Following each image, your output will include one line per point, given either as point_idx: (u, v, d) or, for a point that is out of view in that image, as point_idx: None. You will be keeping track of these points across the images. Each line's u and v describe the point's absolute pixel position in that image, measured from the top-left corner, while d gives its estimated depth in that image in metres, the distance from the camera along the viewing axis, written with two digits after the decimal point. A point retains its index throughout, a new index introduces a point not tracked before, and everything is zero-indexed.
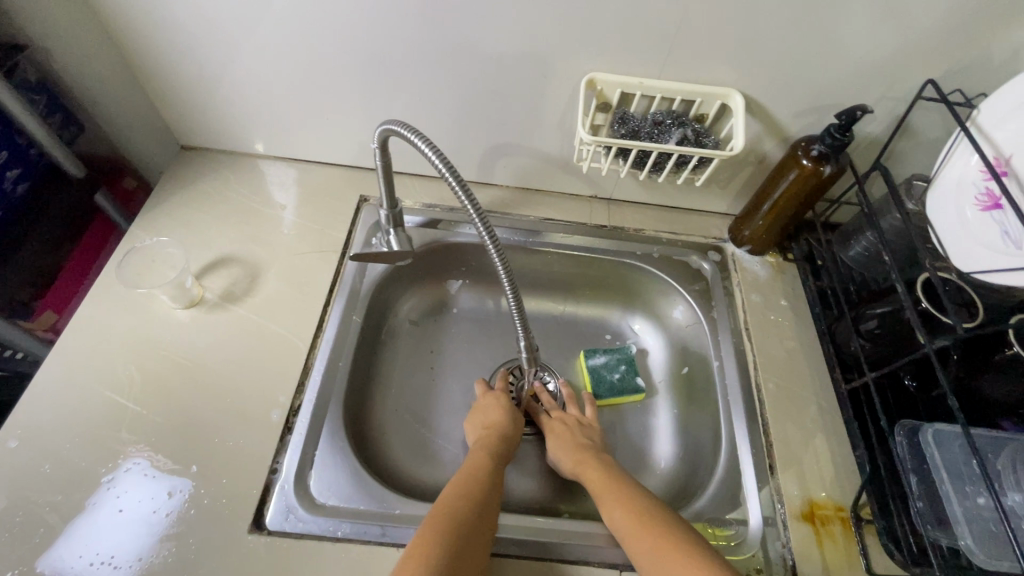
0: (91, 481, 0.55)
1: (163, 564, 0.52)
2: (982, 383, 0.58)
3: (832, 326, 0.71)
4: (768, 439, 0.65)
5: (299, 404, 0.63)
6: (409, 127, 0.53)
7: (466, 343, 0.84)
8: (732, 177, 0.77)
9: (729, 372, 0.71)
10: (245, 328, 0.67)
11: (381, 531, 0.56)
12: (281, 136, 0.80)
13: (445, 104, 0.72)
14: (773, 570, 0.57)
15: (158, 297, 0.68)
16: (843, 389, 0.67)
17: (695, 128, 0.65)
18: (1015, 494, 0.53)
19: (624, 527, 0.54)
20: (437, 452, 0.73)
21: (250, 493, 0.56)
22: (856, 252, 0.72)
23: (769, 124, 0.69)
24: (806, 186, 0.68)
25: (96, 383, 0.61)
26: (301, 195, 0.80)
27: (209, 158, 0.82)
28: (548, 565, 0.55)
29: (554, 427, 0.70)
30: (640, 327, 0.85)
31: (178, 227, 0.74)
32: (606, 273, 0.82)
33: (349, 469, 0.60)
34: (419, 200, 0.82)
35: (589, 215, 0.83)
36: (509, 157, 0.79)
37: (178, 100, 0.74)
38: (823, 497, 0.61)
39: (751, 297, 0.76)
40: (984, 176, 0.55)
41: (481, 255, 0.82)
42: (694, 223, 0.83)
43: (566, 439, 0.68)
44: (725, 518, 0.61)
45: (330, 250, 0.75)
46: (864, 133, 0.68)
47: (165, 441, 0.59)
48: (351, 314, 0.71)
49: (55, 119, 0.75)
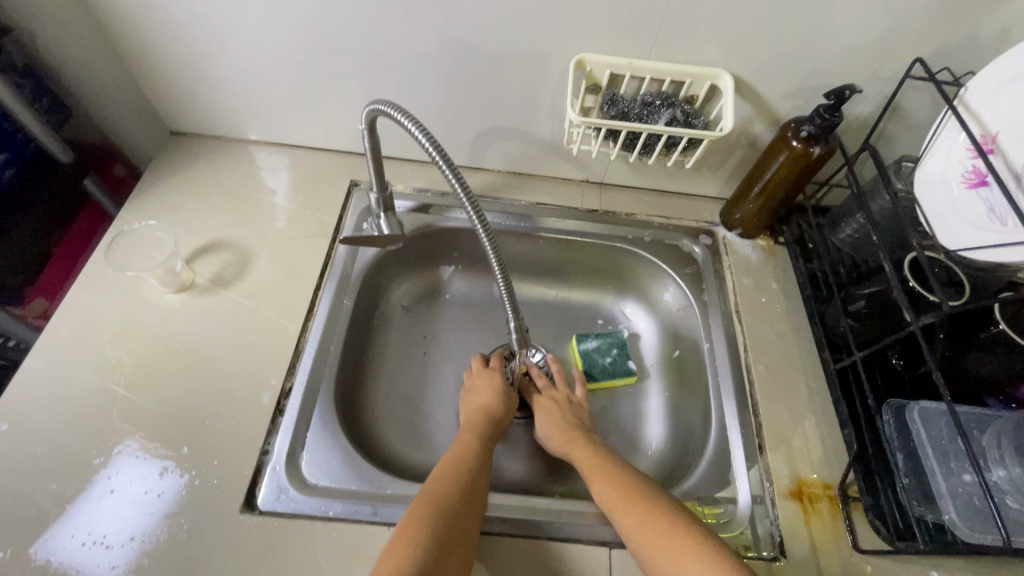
0: (82, 463, 0.56)
1: (155, 543, 0.52)
2: (968, 361, 0.58)
3: (822, 308, 0.72)
4: (757, 419, 0.66)
5: (290, 386, 0.63)
6: (396, 107, 0.53)
7: (458, 328, 0.84)
8: (723, 160, 0.77)
9: (719, 354, 0.71)
10: (236, 312, 0.67)
11: (373, 510, 0.56)
12: (271, 121, 0.79)
13: (434, 87, 0.72)
14: (761, 546, 0.57)
15: (148, 282, 0.68)
16: (832, 369, 0.67)
17: (684, 109, 0.65)
18: (999, 470, 0.53)
19: (613, 504, 0.55)
20: (430, 435, 0.73)
21: (242, 474, 0.57)
22: (845, 235, 0.72)
23: (759, 105, 0.69)
24: (796, 167, 0.68)
25: (85, 367, 0.61)
26: (291, 180, 0.80)
27: (198, 143, 0.82)
28: (538, 543, 0.56)
29: (544, 407, 0.70)
30: (632, 311, 0.86)
31: (168, 212, 0.74)
32: (598, 257, 0.82)
33: (340, 451, 0.61)
34: (410, 185, 0.82)
35: (581, 199, 0.83)
36: (500, 141, 0.79)
37: (165, 84, 0.74)
38: (811, 475, 0.62)
39: (742, 280, 0.77)
40: (971, 154, 0.56)
41: (473, 240, 0.82)
42: (685, 207, 0.84)
43: (555, 420, 0.68)
44: (715, 497, 0.61)
45: (321, 234, 0.75)
46: (853, 114, 0.68)
47: (156, 423, 0.59)
48: (342, 298, 0.71)
49: (43, 103, 0.73)
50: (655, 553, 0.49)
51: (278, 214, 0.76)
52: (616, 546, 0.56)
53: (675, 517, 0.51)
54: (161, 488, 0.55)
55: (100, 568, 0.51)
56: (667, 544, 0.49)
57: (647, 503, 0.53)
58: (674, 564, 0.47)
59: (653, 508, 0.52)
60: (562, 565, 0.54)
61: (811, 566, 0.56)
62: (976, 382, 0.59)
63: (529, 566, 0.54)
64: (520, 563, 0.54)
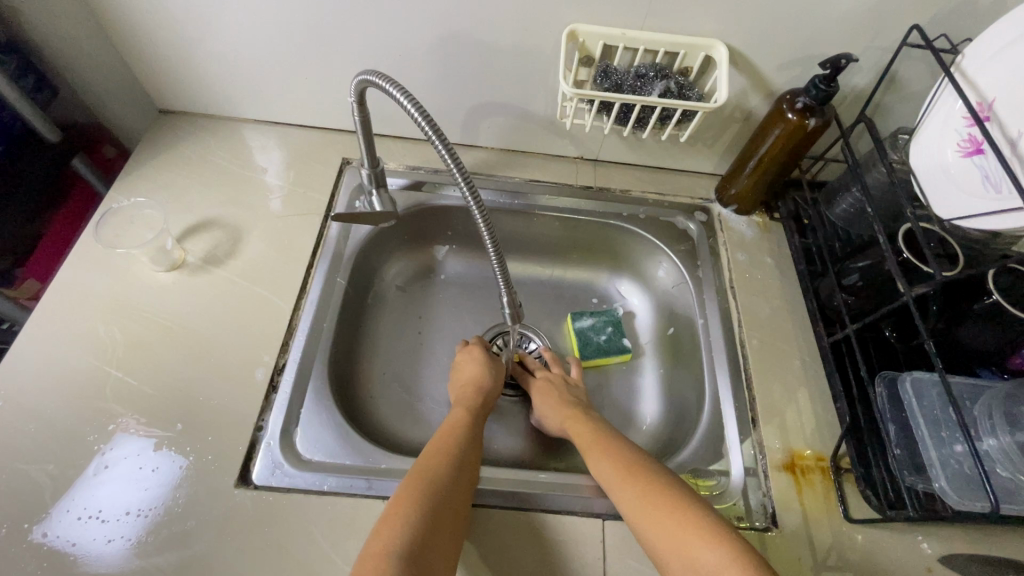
0: (76, 438, 0.56)
1: (151, 517, 0.53)
2: (961, 332, 0.58)
3: (817, 283, 0.72)
4: (751, 393, 0.66)
5: (284, 363, 0.63)
6: (384, 77, 0.52)
7: (453, 308, 0.84)
8: (718, 135, 0.76)
9: (713, 329, 0.71)
10: (228, 291, 0.67)
11: (367, 484, 0.57)
12: (260, 99, 0.78)
13: (425, 62, 0.71)
14: (753, 517, 0.58)
15: (139, 260, 0.68)
16: (826, 343, 0.67)
17: (678, 81, 0.64)
18: (990, 439, 0.53)
19: (609, 478, 0.54)
20: (425, 413, 0.73)
21: (236, 450, 0.57)
22: (843, 210, 0.70)
23: (754, 77, 0.68)
24: (792, 141, 0.67)
25: (78, 345, 0.61)
26: (282, 159, 0.79)
27: (188, 122, 0.81)
28: (531, 515, 0.56)
29: (539, 389, 0.70)
30: (626, 289, 0.86)
31: (158, 191, 0.73)
32: (592, 235, 0.82)
33: (335, 426, 0.61)
34: (403, 162, 0.81)
35: (575, 176, 0.82)
36: (493, 118, 0.78)
37: (151, 60, 0.72)
38: (804, 448, 0.62)
39: (737, 256, 0.76)
40: (967, 122, 0.55)
41: (467, 218, 0.81)
42: (680, 184, 0.83)
43: (551, 400, 0.68)
44: (708, 470, 0.61)
45: (313, 212, 0.75)
46: (850, 86, 0.67)
47: (149, 400, 0.59)
48: (334, 276, 0.71)
49: (28, 82, 0.72)
50: (649, 526, 0.49)
51: (270, 192, 0.76)
52: (609, 517, 0.56)
53: (667, 488, 0.51)
54: (156, 463, 0.55)
55: (95, 541, 0.51)
56: (660, 517, 0.49)
57: (638, 475, 0.53)
58: (667, 536, 0.47)
59: (643, 480, 0.52)
60: (556, 537, 0.55)
61: (802, 535, 0.56)
62: (970, 353, 0.59)
63: (523, 538, 0.54)
64: (514, 535, 0.54)
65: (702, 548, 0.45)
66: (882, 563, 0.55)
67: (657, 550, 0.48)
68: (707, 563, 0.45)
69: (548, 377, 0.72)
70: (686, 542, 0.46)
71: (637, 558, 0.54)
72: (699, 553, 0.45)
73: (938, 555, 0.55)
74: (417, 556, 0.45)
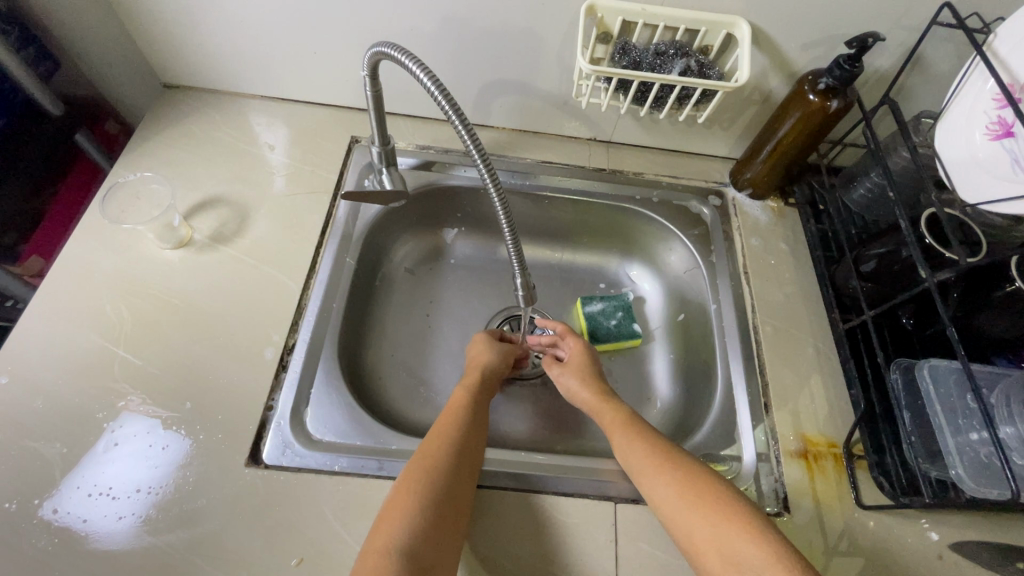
0: (84, 415, 0.55)
1: (160, 495, 0.52)
2: (978, 320, 0.58)
3: (832, 269, 0.71)
4: (764, 380, 0.65)
5: (293, 343, 0.62)
6: (400, 49, 0.50)
7: (462, 290, 0.83)
8: (735, 117, 0.75)
9: (726, 314, 0.71)
10: (236, 270, 0.66)
11: (378, 465, 0.56)
12: (269, 75, 0.76)
13: (438, 36, 0.69)
14: (764, 502, 0.58)
15: (145, 236, 0.66)
16: (841, 330, 0.66)
17: (699, 60, 0.62)
18: (1008, 427, 0.52)
19: (637, 466, 0.54)
20: (433, 396, 0.73)
21: (247, 430, 0.56)
22: (858, 195, 0.70)
23: (775, 57, 0.66)
24: (811, 124, 0.66)
25: (84, 322, 0.60)
26: (290, 136, 0.78)
27: (194, 97, 0.79)
28: (543, 498, 0.56)
29: (572, 358, 0.70)
30: (636, 274, 0.85)
31: (164, 166, 0.72)
32: (604, 218, 0.81)
33: (345, 407, 0.60)
34: (412, 141, 0.79)
35: (589, 157, 0.81)
36: (506, 96, 0.76)
37: (156, 34, 0.70)
38: (816, 434, 0.61)
39: (751, 240, 0.75)
40: (997, 104, 0.54)
41: (477, 200, 0.80)
42: (695, 167, 0.82)
43: (576, 379, 0.67)
44: (720, 454, 0.61)
45: (322, 191, 0.74)
46: (873, 67, 0.66)
47: (158, 379, 0.58)
48: (344, 255, 0.70)
49: (30, 52, 0.70)
50: (686, 519, 0.48)
51: (277, 170, 0.74)
52: (621, 500, 0.56)
53: (692, 479, 0.50)
54: (166, 441, 0.55)
55: (106, 518, 0.51)
56: (690, 514, 0.48)
57: (665, 463, 0.52)
58: (699, 531, 0.47)
59: (671, 469, 0.52)
60: (567, 519, 0.55)
61: (815, 521, 0.56)
62: (989, 342, 0.59)
63: (534, 521, 0.54)
64: (525, 519, 0.54)
65: (740, 544, 0.44)
66: (893, 548, 0.55)
67: (691, 544, 0.47)
68: (740, 562, 0.44)
69: (586, 347, 0.70)
70: (720, 539, 0.45)
71: (647, 541, 0.54)
72: (735, 549, 0.44)
73: (948, 541, 0.55)
74: (418, 550, 0.45)
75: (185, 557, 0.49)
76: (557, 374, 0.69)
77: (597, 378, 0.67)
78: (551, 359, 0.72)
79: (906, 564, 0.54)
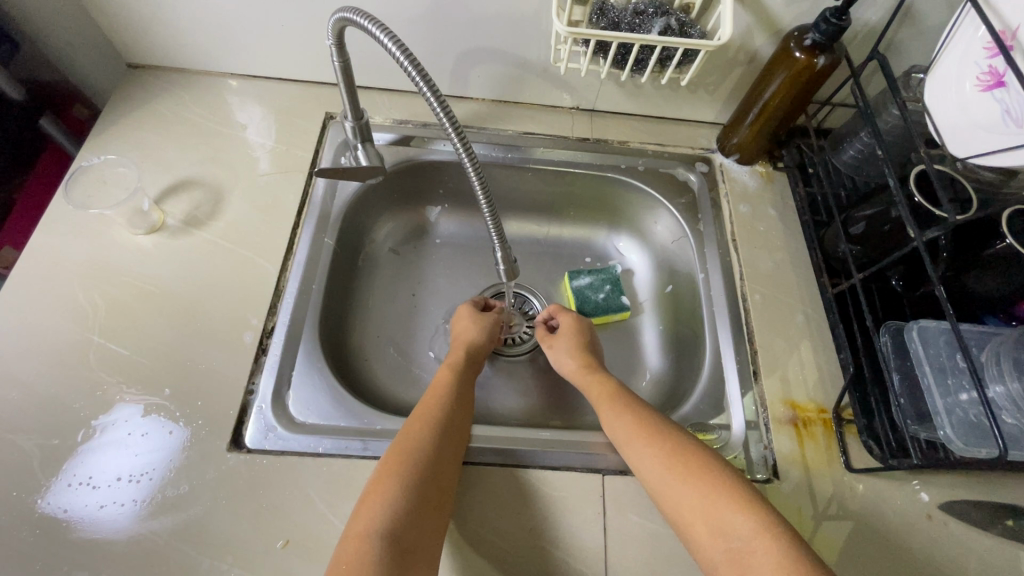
0: (62, 405, 0.54)
1: (143, 483, 0.52)
2: (969, 280, 0.57)
3: (821, 233, 0.69)
4: (753, 347, 0.65)
5: (273, 326, 0.61)
6: (364, 14, 0.48)
7: (447, 269, 0.82)
8: (721, 80, 0.73)
9: (715, 284, 0.69)
10: (211, 253, 0.64)
11: (362, 445, 0.56)
12: (236, 51, 0.74)
13: (409, 5, 0.66)
14: (754, 470, 0.57)
15: (116, 223, 0.65)
16: (829, 294, 0.66)
17: (679, 18, 0.60)
18: (998, 385, 0.52)
19: (626, 438, 0.53)
20: (419, 375, 0.72)
21: (227, 415, 0.55)
22: (849, 156, 0.69)
23: (759, 14, 0.64)
24: (798, 83, 0.64)
25: (56, 311, 0.59)
26: (263, 115, 0.75)
27: (162, 78, 0.76)
28: (529, 472, 0.55)
29: (563, 331, 0.69)
30: (624, 246, 0.83)
31: (132, 149, 0.70)
32: (589, 189, 0.79)
33: (329, 389, 0.59)
34: (389, 116, 0.77)
35: (572, 127, 0.79)
36: (485, 65, 0.74)
37: (114, 11, 0.67)
38: (805, 400, 0.61)
39: (740, 207, 0.74)
40: (988, 53, 0.51)
41: (459, 174, 0.78)
42: (681, 133, 0.80)
43: (568, 350, 0.66)
44: (709, 424, 0.61)
45: (296, 170, 0.71)
46: (861, 21, 0.64)
47: (137, 366, 0.57)
48: (322, 236, 0.68)
49: None
50: (673, 489, 0.48)
51: (251, 150, 0.72)
52: (610, 472, 0.56)
53: (679, 450, 0.50)
54: (145, 429, 0.54)
55: (87, 507, 0.50)
56: (678, 485, 0.47)
57: (653, 434, 0.52)
58: (688, 503, 0.46)
59: (659, 440, 0.51)
60: (553, 492, 0.54)
61: (804, 487, 0.56)
62: (980, 301, 0.58)
63: (520, 495, 0.54)
64: (513, 493, 0.54)
65: (728, 515, 0.44)
66: (881, 510, 0.55)
67: (680, 515, 0.46)
68: (729, 533, 0.43)
69: (580, 320, 0.70)
70: (710, 511, 0.45)
71: (634, 511, 0.54)
72: (723, 519, 0.44)
73: (937, 502, 0.55)
74: (401, 533, 0.44)
75: (169, 543, 0.49)
76: (549, 345, 0.69)
77: (591, 352, 0.66)
78: (545, 329, 0.72)
79: (894, 525, 0.54)
